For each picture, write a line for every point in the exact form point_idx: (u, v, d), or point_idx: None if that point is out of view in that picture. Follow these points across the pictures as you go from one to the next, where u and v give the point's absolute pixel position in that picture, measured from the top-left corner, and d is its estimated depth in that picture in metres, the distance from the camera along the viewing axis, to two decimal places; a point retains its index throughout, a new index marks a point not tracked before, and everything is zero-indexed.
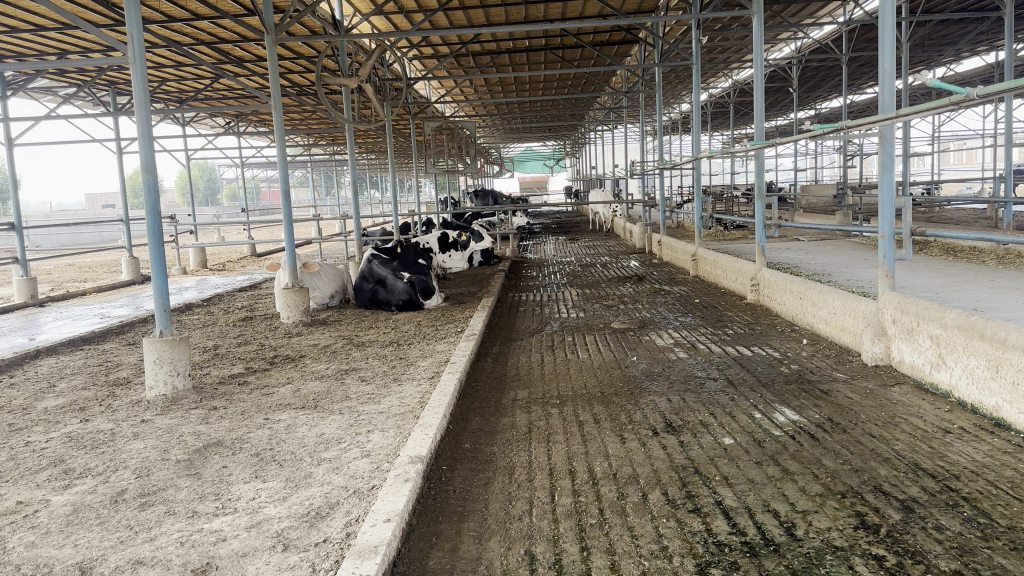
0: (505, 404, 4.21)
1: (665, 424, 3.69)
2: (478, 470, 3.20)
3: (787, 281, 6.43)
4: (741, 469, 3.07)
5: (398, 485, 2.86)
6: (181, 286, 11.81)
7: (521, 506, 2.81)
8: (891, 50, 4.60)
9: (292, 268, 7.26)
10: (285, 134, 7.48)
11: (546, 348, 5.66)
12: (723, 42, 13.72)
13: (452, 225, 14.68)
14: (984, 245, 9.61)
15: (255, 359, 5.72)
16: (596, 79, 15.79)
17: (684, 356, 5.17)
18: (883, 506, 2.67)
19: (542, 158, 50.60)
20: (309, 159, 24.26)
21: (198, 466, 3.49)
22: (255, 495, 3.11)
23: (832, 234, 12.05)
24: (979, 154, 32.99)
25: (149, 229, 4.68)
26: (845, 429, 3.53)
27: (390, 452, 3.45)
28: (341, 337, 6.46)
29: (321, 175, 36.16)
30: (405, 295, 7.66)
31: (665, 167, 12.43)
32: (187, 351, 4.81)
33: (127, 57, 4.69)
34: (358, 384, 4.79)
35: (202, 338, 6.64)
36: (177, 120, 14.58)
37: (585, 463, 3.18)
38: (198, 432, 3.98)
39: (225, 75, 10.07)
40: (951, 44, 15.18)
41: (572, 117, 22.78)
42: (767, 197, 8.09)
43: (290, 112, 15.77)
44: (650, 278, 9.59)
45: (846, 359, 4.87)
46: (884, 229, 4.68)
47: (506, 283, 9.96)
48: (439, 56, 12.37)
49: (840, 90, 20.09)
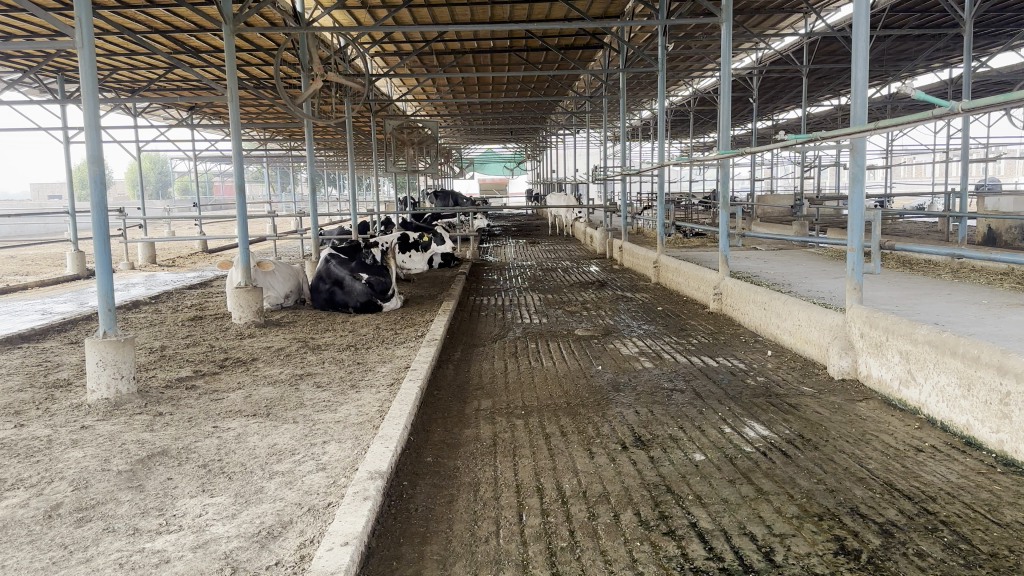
0: (468, 414, 4.06)
1: (633, 438, 3.58)
2: (442, 487, 3.04)
3: (751, 290, 6.38)
4: (714, 488, 2.97)
5: (357, 504, 2.69)
6: (129, 281, 11.41)
7: (488, 527, 2.66)
8: (864, 61, 4.57)
9: (247, 267, 7.01)
10: (241, 127, 7.18)
11: (509, 355, 5.51)
12: (686, 51, 13.77)
13: (411, 225, 14.47)
14: (939, 259, 9.72)
15: (204, 361, 5.48)
16: (560, 83, 15.72)
17: (649, 366, 5.08)
18: (862, 529, 2.59)
19: (503, 160, 50.46)
20: (265, 154, 23.81)
21: (142, 478, 3.28)
22: (203, 511, 2.91)
23: (790, 245, 12.13)
24: (929, 168, 33.79)
25: (95, 223, 4.42)
26: (816, 446, 3.45)
27: (349, 465, 3.28)
28: (296, 339, 6.24)
29: (277, 171, 35.55)
30: (364, 297, 7.49)
31: (626, 172, 12.32)
32: (133, 352, 4.54)
33: (75, 41, 4.42)
34: (314, 390, 4.60)
35: (148, 337, 6.36)
36: (128, 110, 14.10)
37: (554, 481, 3.05)
38: (142, 441, 3.75)
39: (181, 64, 9.74)
40: (908, 59, 15.45)
41: (533, 120, 22.67)
42: (731, 206, 8.05)
43: (248, 105, 15.43)
44: (612, 285, 9.51)
45: (812, 372, 4.82)
46: (853, 242, 4.64)
47: (467, 285, 9.82)
48: (402, 54, 12.18)
49: (798, 101, 20.35)
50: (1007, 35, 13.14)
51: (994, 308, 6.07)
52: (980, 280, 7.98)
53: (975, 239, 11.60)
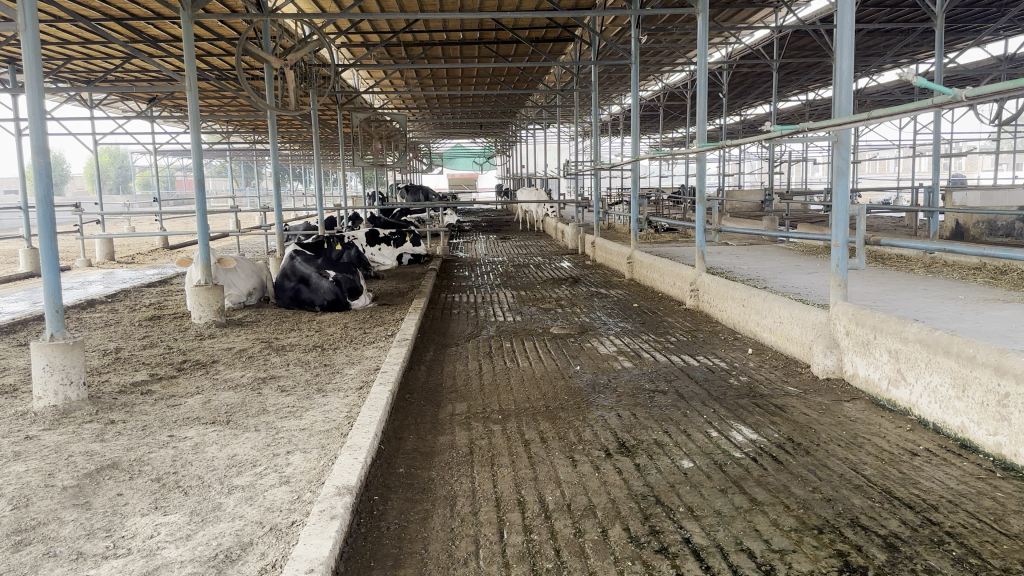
0: (442, 419, 3.86)
1: (618, 444, 3.39)
2: (416, 501, 2.84)
3: (729, 287, 6.24)
4: (706, 498, 2.80)
5: (323, 524, 2.48)
6: (86, 279, 10.98)
7: (466, 547, 2.46)
8: (849, 50, 4.41)
9: (207, 265, 6.71)
10: (201, 118, 6.83)
11: (483, 355, 5.31)
12: (658, 44, 13.61)
13: (380, 220, 14.20)
14: (910, 253, 9.72)
15: (161, 364, 5.20)
16: (530, 76, 15.53)
17: (628, 365, 4.92)
18: (865, 544, 2.43)
19: (473, 155, 50.40)
20: (228, 149, 23.30)
21: (89, 494, 3.02)
22: (154, 532, 2.67)
23: (761, 241, 12.10)
24: (892, 163, 34.39)
25: (40, 218, 4.14)
26: (808, 450, 3.30)
27: (314, 478, 3.05)
28: (260, 340, 5.98)
29: (242, 165, 34.94)
30: (331, 295, 7.21)
31: (598, 167, 12.14)
32: (83, 357, 4.28)
33: (17, 24, 4.12)
34: (277, 395, 4.35)
35: (102, 339, 6.05)
36: (83, 102, 13.59)
37: (536, 492, 2.86)
38: (91, 453, 3.48)
39: (139, 55, 9.39)
40: (877, 55, 15.47)
41: (503, 114, 22.43)
42: (706, 201, 7.88)
43: (209, 97, 14.99)
44: (585, 281, 9.34)
45: (795, 371, 4.68)
46: (838, 236, 4.52)
47: (437, 282, 9.58)
48: (369, 45, 11.93)
49: (766, 97, 20.38)
50: (974, 31, 13.23)
51: (974, 303, 6.01)
52: (954, 274, 7.95)
53: (943, 233, 11.68)
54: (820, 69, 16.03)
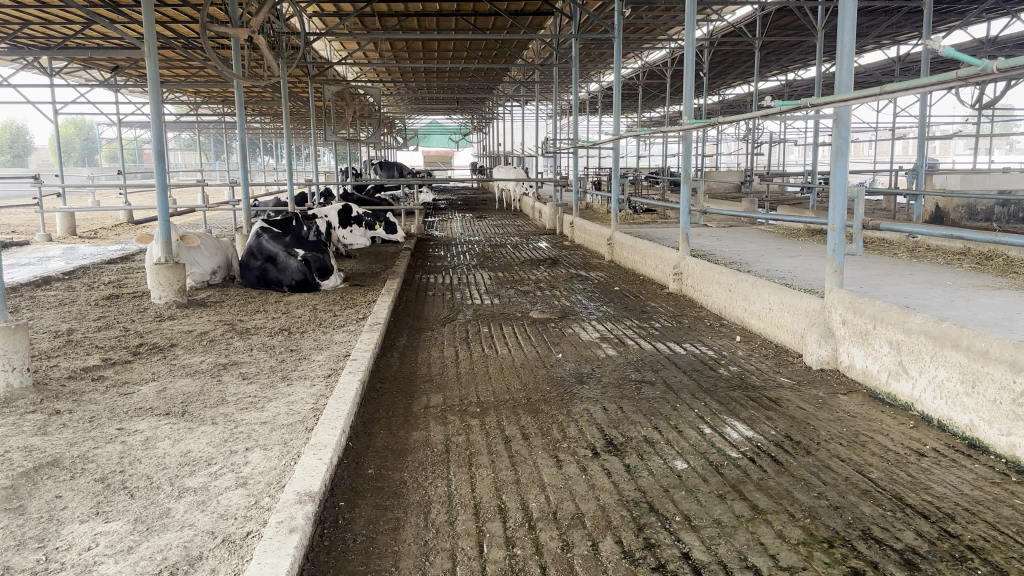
0: (416, 413, 3.59)
1: (604, 442, 3.15)
2: (387, 509, 2.58)
3: (714, 270, 6.02)
4: (703, 505, 2.56)
5: (280, 539, 2.21)
6: (45, 254, 10.53)
7: (442, 563, 2.21)
8: (851, 23, 4.15)
9: (167, 242, 6.34)
10: (160, 88, 6.38)
11: (459, 341, 5.05)
12: (639, 19, 13.35)
13: (353, 197, 13.86)
14: (891, 236, 9.58)
15: (116, 348, 4.87)
16: (508, 50, 15.24)
17: (612, 353, 4.68)
18: (881, 561, 2.21)
19: (449, 132, 49.91)
20: (196, 120, 22.68)
21: (23, 496, 2.72)
22: (92, 543, 2.38)
23: (741, 223, 11.93)
24: (868, 145, 34.55)
25: None
26: (808, 450, 3.08)
27: (274, 481, 2.78)
28: (222, 322, 5.66)
29: (212, 139, 34.15)
30: (299, 275, 6.91)
31: (576, 146, 11.85)
32: (27, 341, 3.95)
33: None
34: (238, 383, 4.05)
35: (54, 319, 5.69)
36: (40, 69, 12.98)
37: (518, 498, 2.61)
38: (30, 448, 3.16)
39: (99, 21, 8.89)
40: (859, 35, 15.32)
41: (480, 90, 22.06)
42: (691, 181, 7.61)
43: (173, 66, 14.43)
44: (565, 263, 9.10)
45: (787, 361, 4.47)
46: (834, 220, 4.27)
47: (412, 262, 9.30)
48: (343, 15, 11.55)
49: (746, 76, 20.20)
50: (958, 12, 13.10)
51: (962, 290, 5.84)
52: (937, 260, 7.79)
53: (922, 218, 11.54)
54: (801, 48, 15.80)
